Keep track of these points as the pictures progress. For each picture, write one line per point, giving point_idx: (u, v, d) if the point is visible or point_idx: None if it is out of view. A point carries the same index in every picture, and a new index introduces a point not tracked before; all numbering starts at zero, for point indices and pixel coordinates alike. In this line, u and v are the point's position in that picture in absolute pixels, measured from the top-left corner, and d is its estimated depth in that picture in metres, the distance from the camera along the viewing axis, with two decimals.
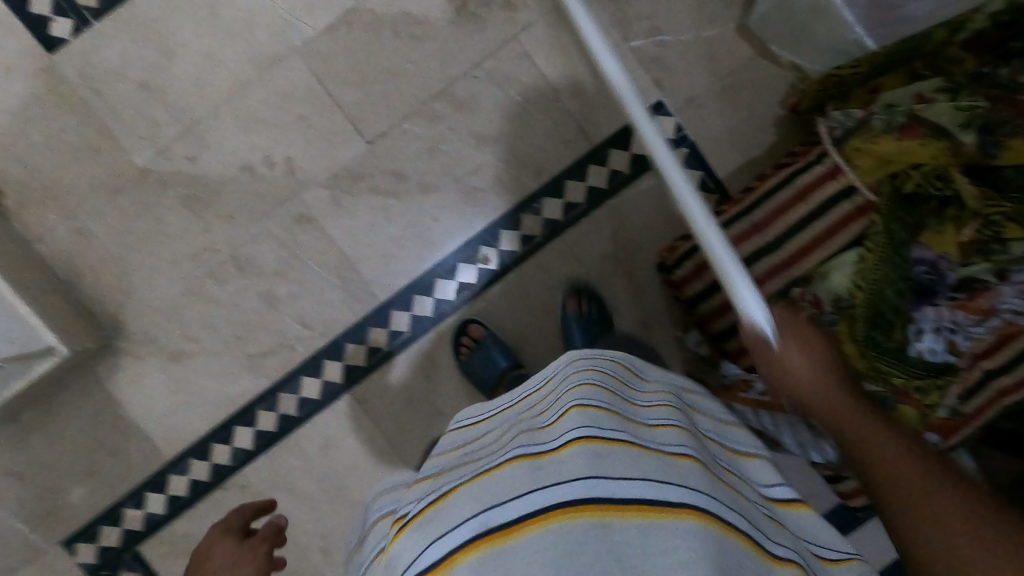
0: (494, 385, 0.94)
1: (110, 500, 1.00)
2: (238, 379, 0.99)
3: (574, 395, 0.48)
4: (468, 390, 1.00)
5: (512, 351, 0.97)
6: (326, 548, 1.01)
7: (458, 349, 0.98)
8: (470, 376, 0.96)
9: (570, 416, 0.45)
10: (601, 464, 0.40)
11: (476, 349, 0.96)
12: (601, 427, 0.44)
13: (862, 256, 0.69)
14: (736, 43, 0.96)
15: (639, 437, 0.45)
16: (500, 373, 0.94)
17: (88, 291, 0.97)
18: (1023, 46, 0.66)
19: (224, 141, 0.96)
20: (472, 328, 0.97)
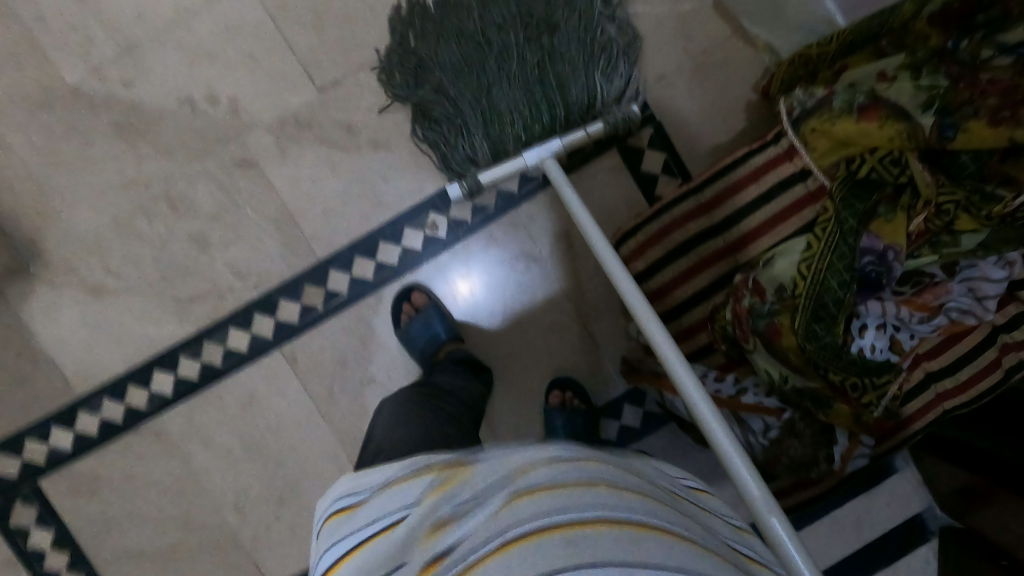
0: (432, 356, 0.90)
1: (14, 431, 0.96)
2: (161, 322, 0.95)
3: (579, 461, 0.39)
4: (403, 359, 0.96)
5: (453, 323, 0.93)
6: (241, 506, 0.98)
7: (398, 314, 0.93)
8: (406, 342, 0.91)
9: (585, 486, 0.36)
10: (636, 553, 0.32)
11: (416, 317, 0.91)
12: (627, 506, 0.35)
13: (809, 245, 0.65)
14: (712, 20, 0.91)
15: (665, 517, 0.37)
16: (438, 345, 0.91)
17: (7, 211, 0.93)
18: (991, 18, 0.57)
19: (166, 72, 0.92)
20: (415, 295, 0.93)
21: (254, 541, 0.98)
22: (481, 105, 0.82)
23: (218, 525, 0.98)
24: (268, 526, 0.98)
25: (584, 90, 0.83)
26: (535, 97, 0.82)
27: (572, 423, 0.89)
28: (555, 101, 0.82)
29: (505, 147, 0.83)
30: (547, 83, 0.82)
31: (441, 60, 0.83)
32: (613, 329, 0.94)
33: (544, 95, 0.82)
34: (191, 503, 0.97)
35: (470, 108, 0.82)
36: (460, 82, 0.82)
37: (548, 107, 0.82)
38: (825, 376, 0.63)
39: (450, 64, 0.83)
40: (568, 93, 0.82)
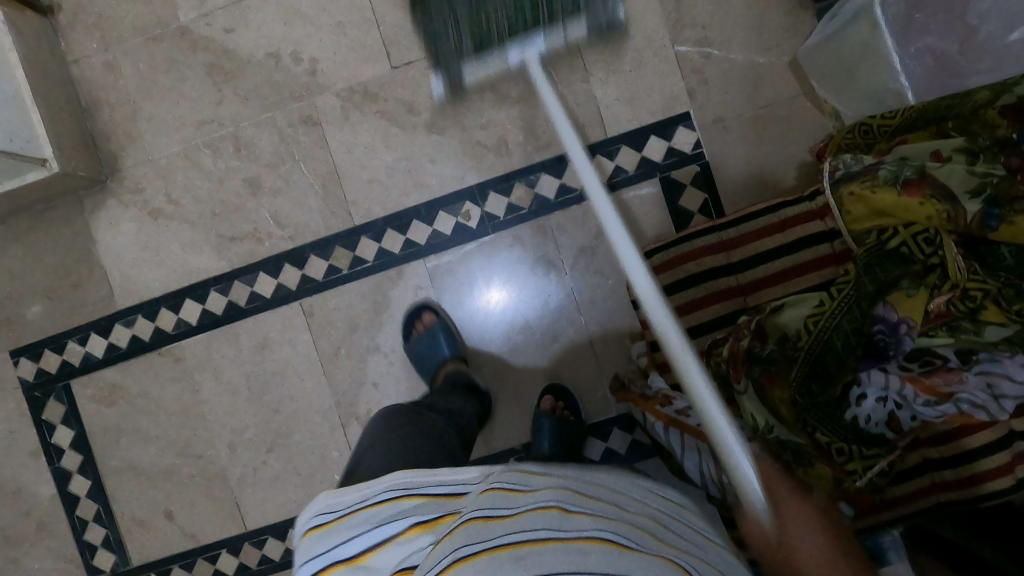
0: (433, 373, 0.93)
1: (61, 328, 1.06)
2: (202, 253, 1.01)
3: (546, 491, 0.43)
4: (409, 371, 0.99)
5: (459, 343, 0.96)
6: (233, 443, 1.04)
7: (410, 330, 0.96)
8: (412, 357, 0.95)
9: (535, 515, 0.40)
10: (562, 525, 0.39)
11: (423, 333, 0.94)
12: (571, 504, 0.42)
13: (821, 302, 0.64)
14: (783, 77, 0.92)
15: (622, 538, 0.39)
16: (440, 362, 0.93)
17: (100, 126, 1.03)
18: None
19: (264, 27, 0.99)
20: (424, 315, 0.96)
21: (240, 479, 1.04)
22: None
23: (211, 457, 1.05)
24: (255, 468, 1.04)
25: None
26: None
27: (557, 429, 0.90)
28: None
29: (491, 44, 0.81)
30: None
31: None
32: (614, 353, 0.95)
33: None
34: (191, 429, 1.05)
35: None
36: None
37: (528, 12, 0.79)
38: (811, 433, 0.63)
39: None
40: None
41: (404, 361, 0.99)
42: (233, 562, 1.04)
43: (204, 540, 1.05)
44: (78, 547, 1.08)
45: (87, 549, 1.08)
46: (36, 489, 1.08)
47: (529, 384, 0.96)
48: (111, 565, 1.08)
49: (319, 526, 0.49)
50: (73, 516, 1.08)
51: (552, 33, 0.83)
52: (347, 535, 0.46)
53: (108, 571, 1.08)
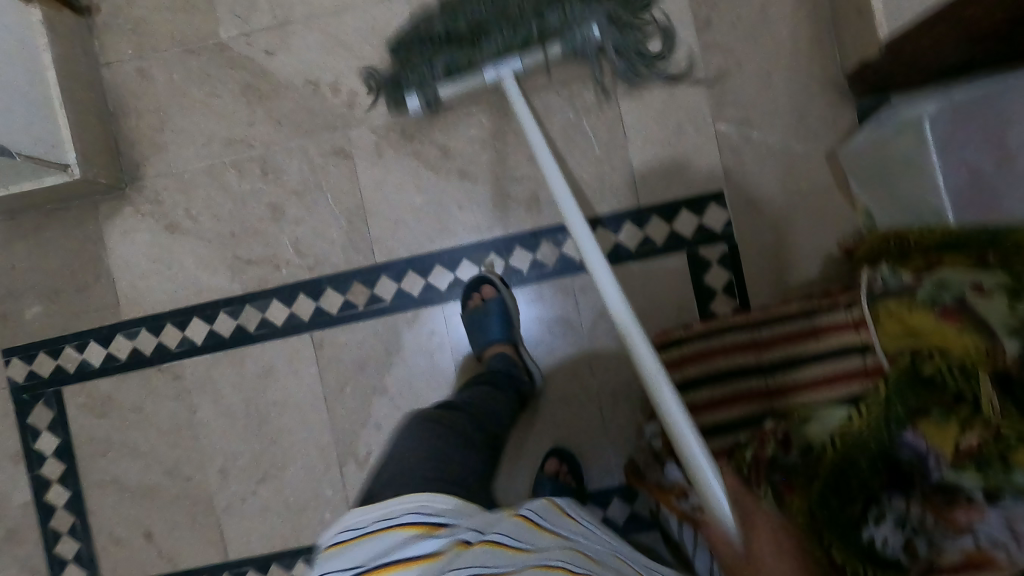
0: (483, 349, 0.92)
1: (59, 332, 1.03)
2: (215, 273, 0.99)
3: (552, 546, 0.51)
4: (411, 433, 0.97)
5: (512, 326, 0.93)
6: (224, 469, 1.01)
7: (466, 301, 0.94)
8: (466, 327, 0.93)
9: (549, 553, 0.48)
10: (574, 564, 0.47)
11: (477, 308, 0.92)
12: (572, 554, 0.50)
13: (847, 416, 0.64)
14: (821, 167, 0.92)
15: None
16: (490, 341, 0.92)
17: (127, 133, 1.01)
18: None
19: (307, 55, 0.98)
20: (484, 287, 0.93)
21: (226, 507, 1.01)
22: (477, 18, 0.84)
23: (198, 481, 1.02)
24: (243, 497, 1.01)
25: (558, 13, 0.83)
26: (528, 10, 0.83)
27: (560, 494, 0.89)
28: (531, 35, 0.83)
29: (466, 68, 0.84)
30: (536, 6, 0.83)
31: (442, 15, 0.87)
32: (622, 423, 0.94)
33: (520, 25, 0.83)
34: (183, 449, 1.02)
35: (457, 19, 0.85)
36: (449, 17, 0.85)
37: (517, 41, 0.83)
38: (827, 551, 0.60)
39: None
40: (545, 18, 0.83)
41: (458, 330, 0.97)
42: None
43: (182, 565, 1.02)
44: (49, 559, 1.04)
45: (57, 562, 1.04)
46: (11, 495, 1.05)
47: (534, 443, 0.95)
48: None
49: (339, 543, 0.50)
50: (46, 526, 1.04)
51: (531, 53, 0.84)
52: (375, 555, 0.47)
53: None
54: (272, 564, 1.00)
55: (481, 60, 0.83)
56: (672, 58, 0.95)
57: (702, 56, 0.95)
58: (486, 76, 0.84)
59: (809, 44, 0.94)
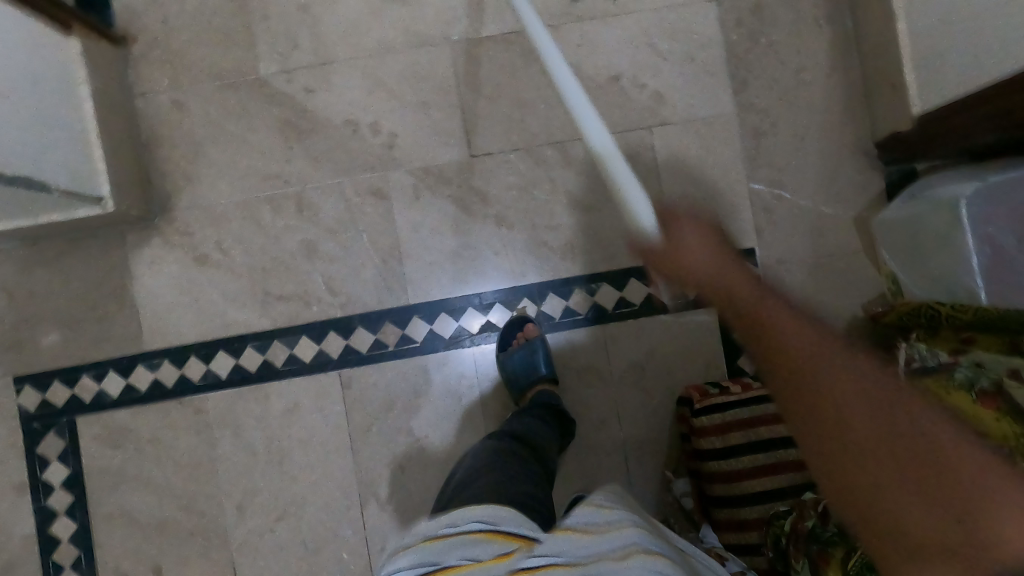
0: (526, 388, 0.93)
1: (76, 360, 1.01)
2: (245, 307, 0.98)
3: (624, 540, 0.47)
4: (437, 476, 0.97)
5: (554, 363, 0.95)
6: (240, 506, 0.99)
7: (508, 342, 0.95)
8: (504, 368, 0.93)
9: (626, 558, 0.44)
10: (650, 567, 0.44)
11: (522, 346, 0.93)
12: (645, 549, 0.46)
13: None
14: (848, 232, 0.96)
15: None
16: (536, 378, 0.93)
17: (158, 162, 0.99)
18: None
19: (347, 94, 0.98)
20: (527, 326, 0.95)
21: (240, 545, 0.99)
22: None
23: (212, 517, 0.99)
24: (259, 536, 0.99)
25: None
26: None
27: None
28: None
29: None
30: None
31: None
32: (650, 473, 0.95)
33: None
34: (198, 484, 1.00)
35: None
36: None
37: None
38: None
39: None
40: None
41: (493, 369, 0.97)
42: None
43: None
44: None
45: None
46: (13, 526, 1.01)
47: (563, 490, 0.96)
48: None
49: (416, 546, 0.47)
50: (48, 559, 1.01)
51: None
52: (444, 555, 0.45)
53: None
54: None
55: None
56: (708, 118, 0.97)
57: (738, 118, 0.97)
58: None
59: (840, 111, 0.98)
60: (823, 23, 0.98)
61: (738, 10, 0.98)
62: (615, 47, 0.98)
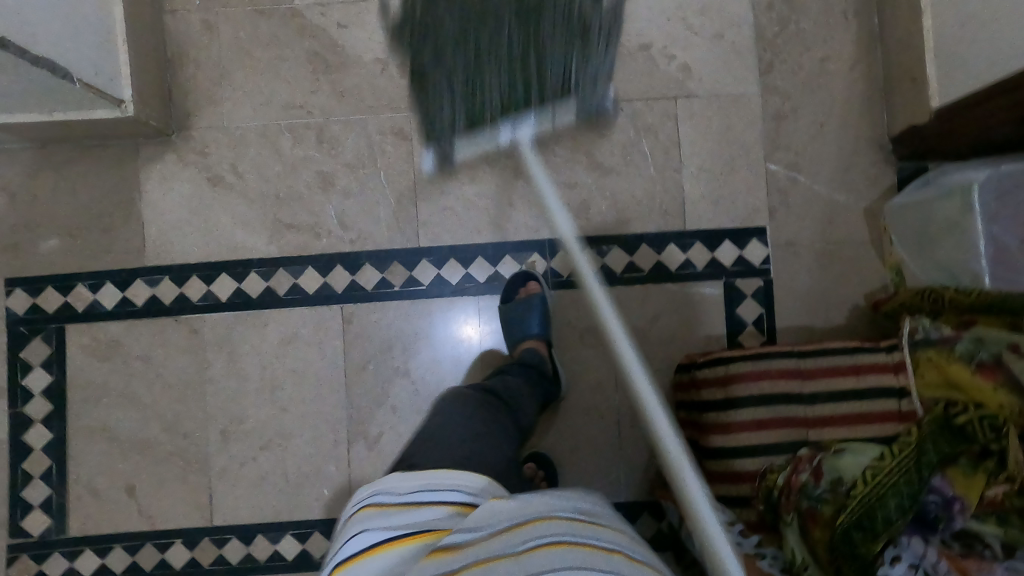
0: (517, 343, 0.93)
1: (73, 268, 0.97)
2: (253, 232, 0.98)
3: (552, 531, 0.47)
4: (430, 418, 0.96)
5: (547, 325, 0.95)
6: (225, 432, 0.96)
7: (509, 295, 0.96)
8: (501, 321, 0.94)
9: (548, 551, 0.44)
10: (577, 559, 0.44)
11: (520, 301, 0.94)
12: (574, 538, 0.46)
13: (881, 456, 0.64)
14: (858, 221, 0.98)
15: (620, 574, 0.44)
16: (524, 336, 0.93)
17: (182, 79, 0.98)
18: None
19: (379, 33, 0.99)
20: (530, 283, 0.95)
21: (221, 472, 0.96)
22: (484, 63, 0.89)
23: (194, 442, 0.96)
24: (241, 463, 0.96)
25: (554, 80, 0.91)
26: (534, 57, 0.89)
27: None
28: (528, 80, 0.90)
29: (481, 123, 0.91)
30: (542, 56, 0.90)
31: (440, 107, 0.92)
32: (638, 437, 0.95)
33: (526, 84, 0.90)
34: (183, 406, 0.96)
35: (461, 78, 0.90)
36: (456, 74, 0.90)
37: (519, 97, 0.90)
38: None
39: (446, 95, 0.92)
40: (546, 77, 0.90)
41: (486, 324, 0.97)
42: (186, 556, 0.95)
43: (160, 525, 0.95)
44: (12, 502, 0.95)
45: (24, 507, 0.95)
46: None
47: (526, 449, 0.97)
48: (43, 529, 0.95)
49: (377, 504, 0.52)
50: (18, 468, 0.96)
51: (542, 116, 0.94)
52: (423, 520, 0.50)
53: (37, 535, 0.95)
54: (260, 536, 0.95)
55: (495, 118, 0.91)
56: (733, 96, 0.99)
57: (761, 100, 0.99)
58: (500, 136, 0.94)
59: (860, 103, 0.99)
60: (851, 17, 1.00)
61: None
62: (647, 19, 0.99)
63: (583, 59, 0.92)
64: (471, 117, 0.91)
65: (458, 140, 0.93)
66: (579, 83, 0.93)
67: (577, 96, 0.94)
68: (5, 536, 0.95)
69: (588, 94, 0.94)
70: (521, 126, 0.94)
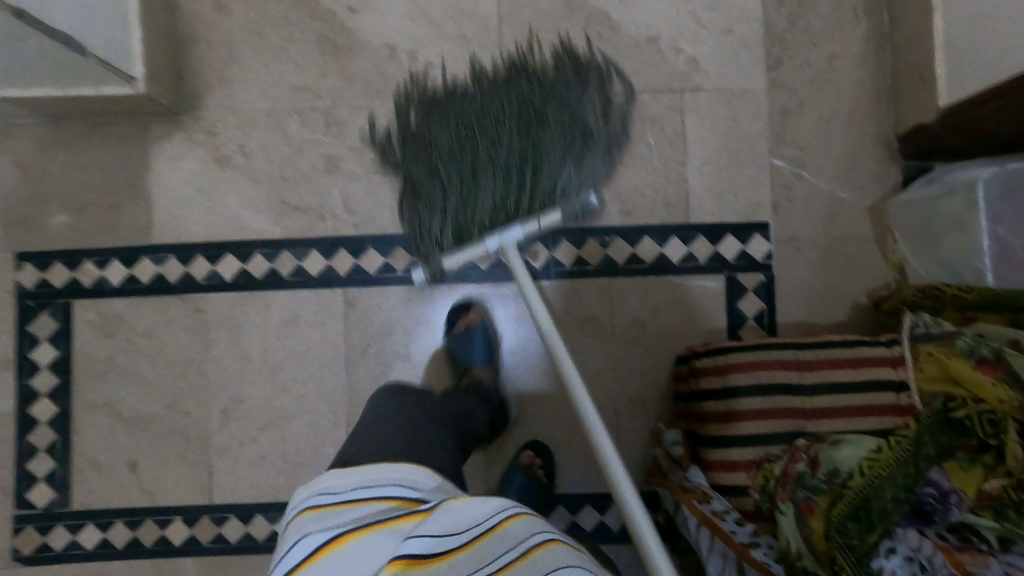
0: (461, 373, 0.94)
1: (81, 244, 0.98)
2: (258, 214, 0.98)
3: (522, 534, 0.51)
4: None
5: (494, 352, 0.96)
6: (226, 411, 0.96)
7: (453, 324, 0.96)
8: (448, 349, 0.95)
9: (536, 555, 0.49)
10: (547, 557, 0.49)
11: (464, 331, 0.94)
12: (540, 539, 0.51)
13: (878, 448, 0.64)
14: (861, 218, 0.98)
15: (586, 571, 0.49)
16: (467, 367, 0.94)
17: (193, 59, 0.99)
18: None
19: (390, 19, 1.00)
20: (471, 313, 0.96)
21: (221, 451, 0.96)
22: (484, 180, 0.93)
23: (195, 421, 0.96)
24: (241, 443, 0.96)
25: (547, 191, 0.93)
26: (531, 171, 0.93)
27: (527, 486, 0.91)
28: (520, 192, 0.93)
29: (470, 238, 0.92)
30: (539, 173, 0.93)
31: (431, 213, 0.95)
32: (635, 428, 0.96)
33: (523, 194, 0.93)
34: (185, 385, 0.97)
35: (460, 190, 0.93)
36: (457, 183, 0.93)
37: (509, 200, 0.93)
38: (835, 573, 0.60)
39: (437, 202, 0.94)
40: (545, 190, 0.93)
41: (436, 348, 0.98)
42: (184, 533, 0.95)
43: (160, 501, 0.95)
44: (16, 474, 0.96)
45: (28, 480, 0.96)
46: None
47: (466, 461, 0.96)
48: (46, 502, 0.95)
49: (322, 506, 0.51)
50: (23, 441, 0.96)
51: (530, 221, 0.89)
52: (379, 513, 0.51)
53: (40, 509, 0.95)
54: (258, 516, 0.95)
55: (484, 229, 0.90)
56: (741, 90, 0.99)
57: (769, 95, 0.99)
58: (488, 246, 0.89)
59: (867, 100, 0.99)
60: (861, 14, 0.99)
61: None
62: (657, 12, 0.99)
63: (576, 164, 0.94)
64: (456, 232, 0.94)
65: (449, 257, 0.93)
66: (566, 194, 0.94)
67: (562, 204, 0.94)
68: (8, 509, 0.96)
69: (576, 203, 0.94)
70: (508, 233, 0.88)
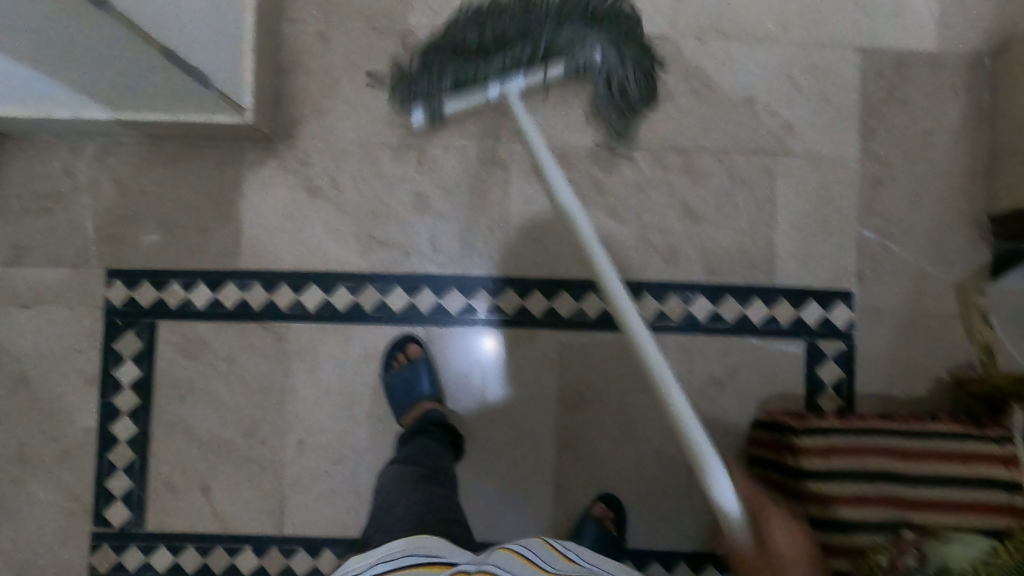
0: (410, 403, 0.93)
1: (170, 264, 0.99)
2: (344, 245, 0.99)
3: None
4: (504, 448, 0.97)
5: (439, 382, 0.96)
6: (301, 442, 0.97)
7: (391, 360, 0.97)
8: (388, 387, 0.94)
9: None
10: None
11: (405, 366, 0.94)
12: None
13: (994, 548, 0.64)
14: (947, 294, 0.98)
15: None
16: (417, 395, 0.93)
17: (292, 87, 1.00)
18: None
19: None
20: (409, 346, 0.97)
21: (294, 481, 0.96)
22: (499, 32, 0.88)
23: (270, 450, 0.97)
24: (314, 475, 0.96)
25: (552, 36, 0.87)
26: (544, 22, 0.87)
27: (600, 539, 0.90)
28: (530, 51, 0.88)
29: (469, 82, 0.89)
30: (553, 23, 0.87)
31: (438, 65, 0.90)
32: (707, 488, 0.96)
33: (529, 38, 0.88)
34: (262, 411, 0.97)
35: (474, 28, 0.88)
36: (470, 25, 0.88)
37: (516, 56, 0.88)
38: None
39: (443, 52, 0.90)
40: (555, 39, 0.87)
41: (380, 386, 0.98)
42: (253, 562, 0.95)
43: (232, 528, 0.96)
44: (91, 491, 0.96)
45: (104, 497, 0.96)
46: (75, 418, 0.97)
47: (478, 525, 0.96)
48: (120, 521, 0.96)
49: None
50: (103, 458, 0.97)
51: (532, 71, 0.89)
52: None
53: (114, 527, 0.96)
54: (326, 549, 0.96)
55: (486, 74, 0.88)
56: (834, 156, 0.99)
57: (861, 164, 0.99)
58: (488, 91, 0.89)
59: (959, 174, 0.99)
60: (959, 89, 1.00)
61: (881, 63, 1.00)
62: (755, 71, 1.00)
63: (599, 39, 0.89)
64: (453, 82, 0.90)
65: (446, 98, 0.90)
66: (570, 45, 0.88)
67: (567, 57, 0.89)
68: (81, 525, 0.96)
69: (578, 55, 0.89)
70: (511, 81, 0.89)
